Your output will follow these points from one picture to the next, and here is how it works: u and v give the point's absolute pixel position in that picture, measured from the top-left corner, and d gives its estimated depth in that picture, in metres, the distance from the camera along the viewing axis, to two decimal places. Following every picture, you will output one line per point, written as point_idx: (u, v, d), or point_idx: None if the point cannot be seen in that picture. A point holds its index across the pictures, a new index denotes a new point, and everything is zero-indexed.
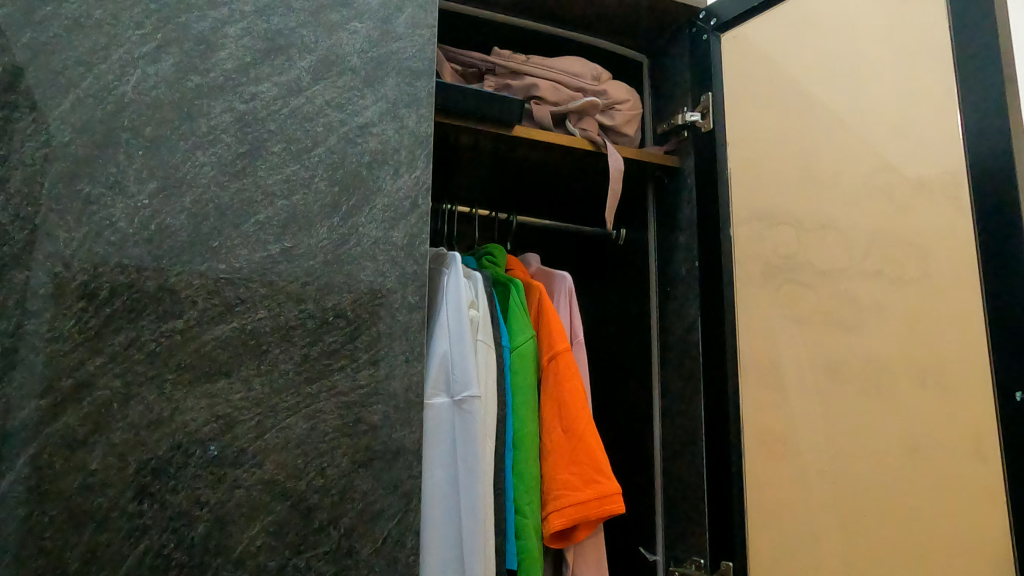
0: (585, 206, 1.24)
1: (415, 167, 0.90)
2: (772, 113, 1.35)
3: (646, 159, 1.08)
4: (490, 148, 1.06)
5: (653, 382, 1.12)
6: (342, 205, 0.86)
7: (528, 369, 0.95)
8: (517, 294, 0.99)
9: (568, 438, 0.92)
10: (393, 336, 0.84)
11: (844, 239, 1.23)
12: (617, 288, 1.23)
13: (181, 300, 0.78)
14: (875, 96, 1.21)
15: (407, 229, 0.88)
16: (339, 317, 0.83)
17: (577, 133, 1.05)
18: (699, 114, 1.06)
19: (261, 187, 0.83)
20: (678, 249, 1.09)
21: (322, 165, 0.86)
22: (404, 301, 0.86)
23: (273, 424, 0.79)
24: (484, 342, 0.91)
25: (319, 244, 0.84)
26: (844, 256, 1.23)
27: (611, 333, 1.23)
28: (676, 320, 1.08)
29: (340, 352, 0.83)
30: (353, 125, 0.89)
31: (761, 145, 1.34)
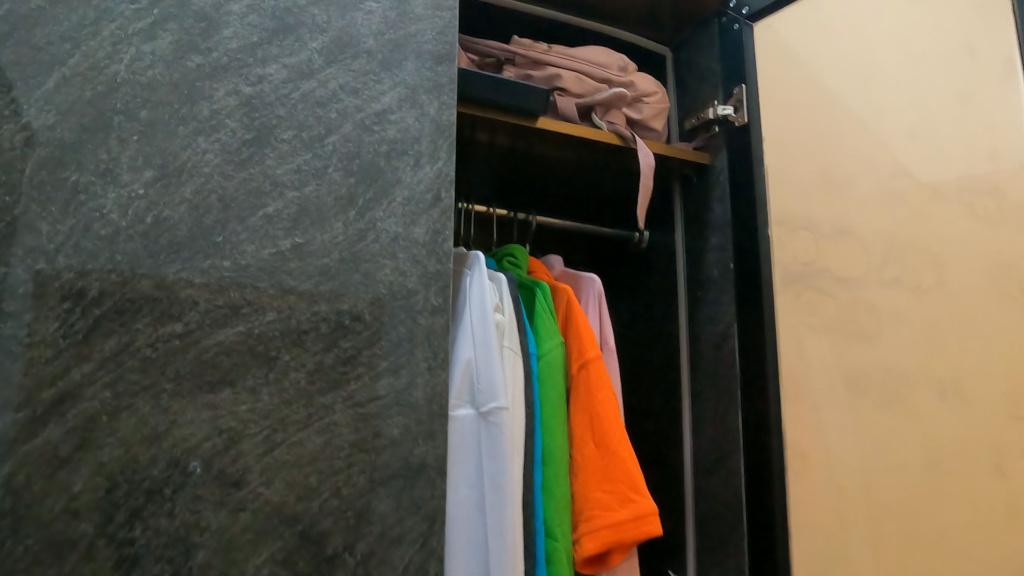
0: (607, 207, 1.18)
1: (437, 158, 0.82)
2: (797, 113, 1.30)
3: (675, 155, 1.01)
4: (511, 141, 0.99)
5: (683, 392, 1.05)
6: (358, 198, 0.78)
7: (557, 377, 0.87)
8: (543, 296, 0.91)
9: (601, 453, 0.85)
10: (413, 341, 0.76)
11: (866, 250, 1.26)
12: (641, 294, 1.16)
13: (181, 302, 0.70)
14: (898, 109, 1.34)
15: (429, 226, 0.80)
16: (355, 320, 0.75)
17: (605, 127, 0.98)
18: (731, 108, 0.99)
19: (269, 178, 0.76)
20: (710, 251, 1.02)
21: (336, 154, 0.78)
22: (426, 303, 0.78)
23: (284, 438, 0.71)
24: (511, 349, 0.84)
25: (334, 240, 0.76)
26: (862, 266, 1.26)
27: (637, 340, 1.16)
28: (709, 326, 1.01)
29: (356, 359, 0.74)
30: (370, 112, 0.81)
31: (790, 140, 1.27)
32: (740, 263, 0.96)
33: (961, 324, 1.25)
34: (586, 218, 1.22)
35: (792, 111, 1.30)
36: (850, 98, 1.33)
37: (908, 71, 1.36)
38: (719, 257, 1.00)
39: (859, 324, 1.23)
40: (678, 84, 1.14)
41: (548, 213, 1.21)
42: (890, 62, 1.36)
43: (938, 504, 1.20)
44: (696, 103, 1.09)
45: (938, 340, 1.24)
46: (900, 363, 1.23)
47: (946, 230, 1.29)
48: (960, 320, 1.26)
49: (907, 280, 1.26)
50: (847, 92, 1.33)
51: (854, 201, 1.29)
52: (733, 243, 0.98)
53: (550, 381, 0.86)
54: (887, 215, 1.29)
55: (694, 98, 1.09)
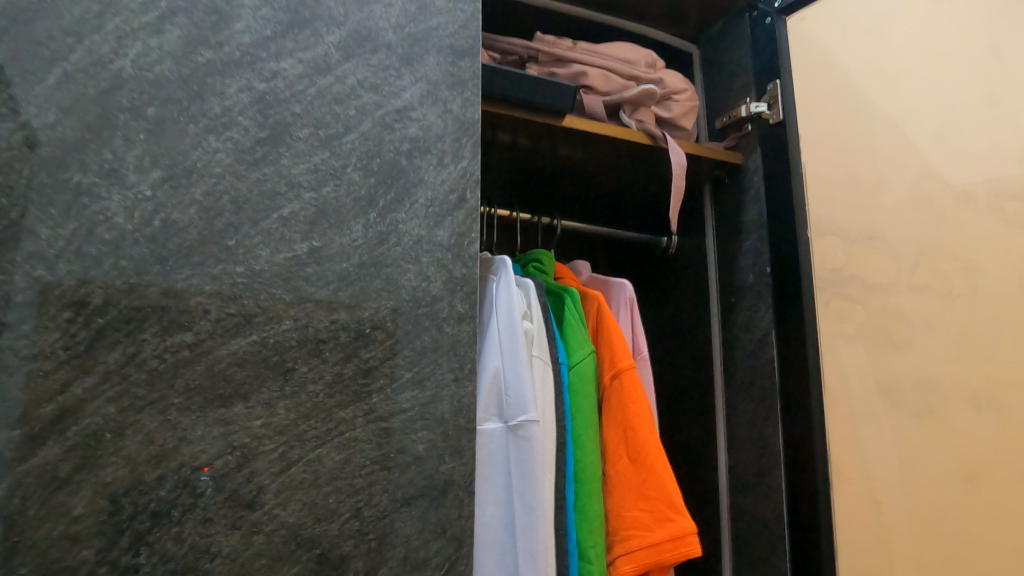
0: (632, 211, 1.13)
1: (461, 157, 0.77)
2: (827, 115, 1.24)
3: (706, 155, 0.97)
4: (536, 141, 0.95)
5: (718, 404, 1.00)
6: (378, 200, 0.73)
7: (589, 388, 0.81)
8: (572, 303, 0.86)
9: (636, 469, 0.79)
10: (439, 351, 0.71)
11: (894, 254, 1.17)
12: (671, 301, 1.11)
13: (191, 310, 0.66)
14: (924, 101, 1.22)
15: (453, 228, 0.75)
16: (376, 328, 0.70)
17: (634, 125, 0.94)
18: (766, 105, 0.95)
19: (285, 178, 0.71)
20: (745, 256, 0.97)
21: (354, 153, 0.74)
22: (452, 310, 0.73)
23: (301, 455, 0.66)
24: (540, 358, 0.79)
25: (353, 243, 0.71)
26: (891, 270, 1.16)
27: (667, 350, 1.11)
28: (744, 334, 0.96)
29: (378, 370, 0.70)
30: (390, 109, 0.76)
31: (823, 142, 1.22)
32: (779, 268, 0.91)
33: (1012, 332, 1.10)
34: (611, 223, 1.18)
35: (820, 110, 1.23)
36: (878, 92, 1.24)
37: (936, 57, 1.24)
38: (756, 261, 0.96)
39: (889, 333, 1.14)
40: (707, 82, 1.10)
41: (571, 217, 1.16)
42: (921, 51, 1.25)
43: (984, 534, 1.06)
44: (727, 101, 1.05)
45: (977, 352, 1.11)
46: (935, 375, 1.11)
47: (989, 229, 1.15)
48: (1014, 326, 1.10)
49: (938, 284, 1.14)
50: (875, 86, 1.25)
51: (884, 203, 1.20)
52: (770, 246, 0.93)
53: (581, 393, 0.81)
54: (917, 216, 1.18)
55: (724, 96, 1.05)
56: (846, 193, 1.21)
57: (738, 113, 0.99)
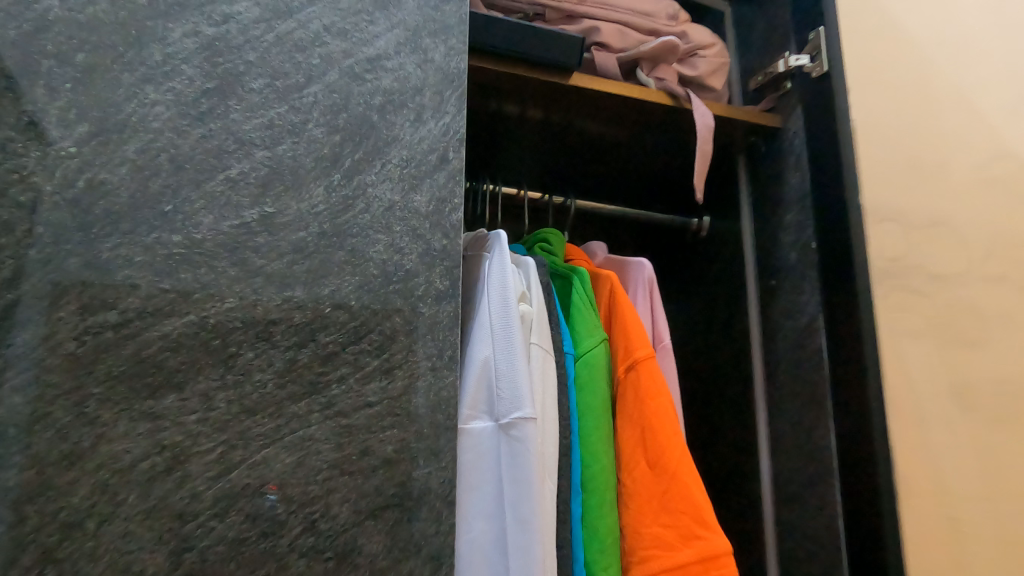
0: (658, 190, 1.01)
1: (443, 113, 0.66)
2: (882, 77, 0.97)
3: (739, 117, 0.86)
4: (543, 105, 0.84)
5: (759, 407, 0.87)
6: (343, 159, 0.62)
7: (599, 382, 0.69)
8: (581, 284, 0.74)
9: (656, 477, 0.66)
10: (413, 334, 0.60)
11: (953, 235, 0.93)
12: (703, 291, 0.98)
13: (118, 285, 0.56)
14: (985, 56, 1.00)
15: (432, 194, 0.63)
16: (337, 308, 0.59)
17: (652, 84, 0.82)
18: (807, 57, 0.84)
19: (235, 135, 0.61)
20: (789, 233, 0.84)
21: (317, 107, 0.63)
22: (430, 287, 0.61)
23: (244, 457, 0.56)
24: (540, 346, 0.67)
25: (312, 209, 0.61)
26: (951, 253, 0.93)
27: (700, 347, 0.98)
28: (788, 323, 0.83)
29: (338, 357, 0.59)
30: (360, 58, 0.66)
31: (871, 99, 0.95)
32: (829, 243, 0.78)
33: None
34: (637, 203, 1.05)
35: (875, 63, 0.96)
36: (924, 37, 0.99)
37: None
38: (802, 238, 0.83)
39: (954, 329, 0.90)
40: (740, 44, 0.98)
41: (592, 197, 1.04)
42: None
43: None
44: (764, 62, 0.92)
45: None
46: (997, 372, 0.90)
47: None
48: None
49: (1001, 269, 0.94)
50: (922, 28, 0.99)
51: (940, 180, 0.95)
52: (817, 220, 0.80)
53: (590, 388, 0.68)
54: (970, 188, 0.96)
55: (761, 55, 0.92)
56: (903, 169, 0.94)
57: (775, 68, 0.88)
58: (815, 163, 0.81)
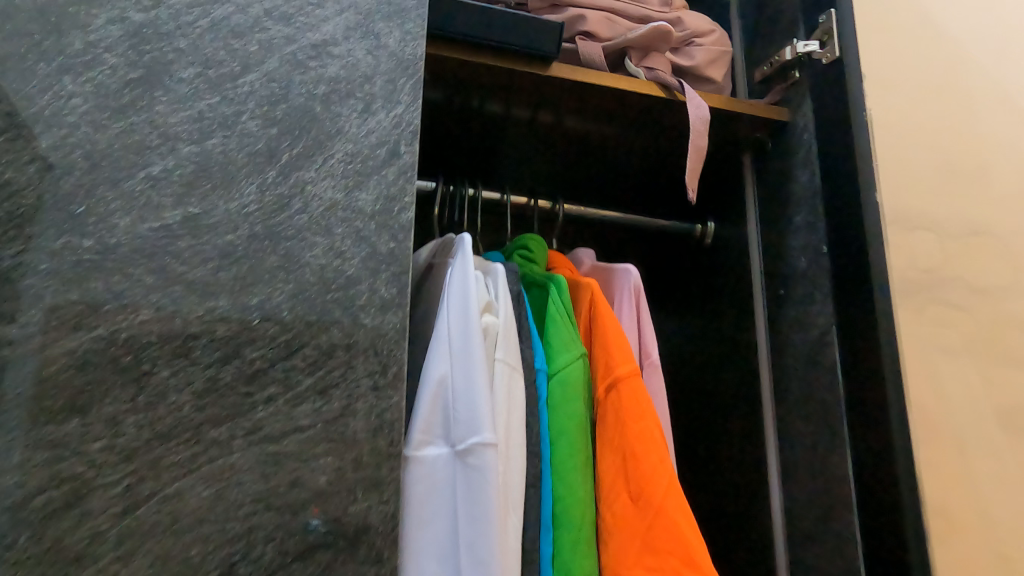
0: (659, 195, 0.94)
1: (395, 102, 0.59)
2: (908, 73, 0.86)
3: (741, 109, 0.77)
4: (524, 99, 0.77)
5: (768, 429, 0.78)
6: (280, 154, 0.56)
7: (575, 403, 0.61)
8: (558, 294, 0.66)
9: (639, 511, 0.57)
10: (353, 349, 0.53)
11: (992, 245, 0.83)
12: (708, 302, 0.89)
13: (18, 295, 0.49)
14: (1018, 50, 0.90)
15: (379, 191, 0.56)
16: (267, 320, 0.53)
17: (642, 74, 0.74)
18: (817, 42, 0.76)
19: (159, 129, 0.55)
20: (798, 237, 0.76)
21: (253, 98, 0.57)
22: (374, 295, 0.54)
23: (154, 490, 0.49)
24: (507, 363, 0.59)
25: (242, 209, 0.54)
26: (989, 265, 0.83)
27: (703, 363, 0.89)
28: (798, 337, 0.74)
29: (266, 375, 0.52)
30: (304, 44, 0.59)
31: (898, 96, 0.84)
32: (843, 246, 0.69)
33: None
34: (638, 208, 0.98)
35: (901, 59, 0.85)
36: (951, 29, 0.88)
37: None
38: (812, 241, 0.74)
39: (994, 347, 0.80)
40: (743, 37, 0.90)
41: (589, 202, 0.97)
42: None
43: None
44: (769, 50, 0.84)
45: None
46: None
47: None
48: None
49: None
50: (948, 17, 0.88)
51: (973, 189, 0.85)
52: (829, 221, 0.72)
53: (564, 409, 0.60)
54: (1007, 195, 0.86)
55: (765, 43, 0.84)
56: (934, 177, 0.83)
57: (782, 56, 0.79)
58: (826, 157, 0.73)
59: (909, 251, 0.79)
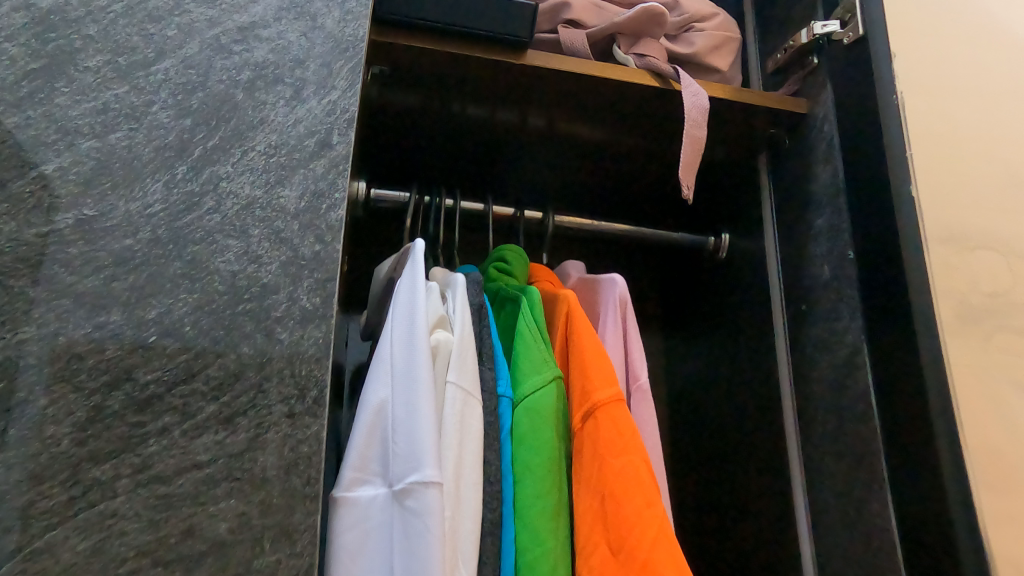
0: (666, 203, 0.84)
1: (330, 88, 0.52)
2: (966, 55, 0.62)
3: (750, 100, 0.67)
4: (501, 97, 0.69)
5: (793, 475, 0.64)
6: (192, 147, 0.49)
7: (543, 434, 0.51)
8: (528, 311, 0.57)
9: (619, 567, 0.47)
10: (266, 369, 0.45)
11: None
12: (723, 325, 0.78)
13: None
14: None
15: (305, 186, 0.49)
16: (165, 337, 0.45)
17: (632, 62, 0.66)
18: (837, 22, 0.65)
19: (58, 123, 0.48)
20: (820, 243, 0.64)
21: (166, 86, 0.50)
22: (293, 307, 0.46)
23: (19, 544, 0.39)
24: (460, 386, 0.50)
25: (145, 210, 0.47)
26: None
27: (717, 394, 0.77)
28: (827, 359, 0.61)
29: (161, 403, 0.43)
30: (229, 26, 0.52)
31: (954, 86, 0.61)
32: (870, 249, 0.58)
33: None
34: (646, 217, 0.88)
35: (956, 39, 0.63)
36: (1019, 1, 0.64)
37: None
38: (837, 247, 0.62)
39: None
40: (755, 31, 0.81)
41: (590, 212, 0.88)
42: None
43: None
44: (781, 36, 0.73)
45: None
46: None
47: None
48: None
49: None
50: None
51: None
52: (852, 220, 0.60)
53: (531, 443, 0.51)
54: None
55: (778, 30, 0.74)
56: (1001, 195, 0.59)
57: (798, 39, 0.69)
58: (848, 148, 0.62)
59: (974, 282, 0.55)
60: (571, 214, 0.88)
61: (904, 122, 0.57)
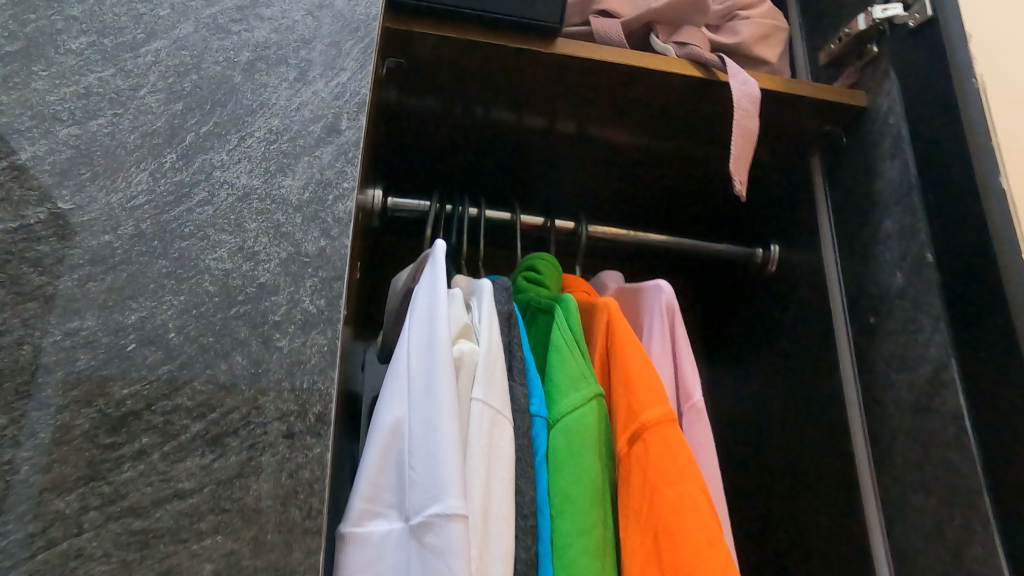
0: (708, 211, 0.78)
1: (338, 70, 0.46)
2: None
3: (801, 91, 0.61)
4: (528, 99, 0.63)
5: (868, 510, 0.55)
6: (183, 134, 0.43)
7: (584, 459, 0.44)
8: (563, 321, 0.50)
9: None
10: (261, 381, 0.38)
11: None
12: (777, 344, 0.70)
13: None
14: None
15: (309, 175, 0.43)
16: (146, 344, 0.38)
17: (672, 52, 0.60)
18: (899, 4, 0.58)
19: (33, 108, 0.43)
20: (891, 247, 0.56)
21: (157, 70, 0.45)
22: (294, 309, 0.40)
23: None
24: (485, 403, 0.43)
25: (127, 202, 0.41)
26: None
27: (773, 420, 0.69)
28: (902, 376, 0.54)
29: (139, 423, 0.36)
30: (227, 5, 0.47)
31: None
32: (958, 249, 0.50)
33: None
34: (685, 229, 0.82)
35: None
36: None
37: None
38: (910, 250, 0.54)
39: None
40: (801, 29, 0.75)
41: (625, 221, 0.81)
42: None
43: None
44: (835, 28, 0.67)
45: None
46: None
47: None
48: None
49: None
50: None
51: None
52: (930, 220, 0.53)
53: (570, 470, 0.44)
54: None
55: (829, 23, 0.68)
56: None
57: (855, 25, 0.62)
58: (923, 137, 0.55)
59: None
60: (604, 223, 0.82)
61: (989, 109, 0.50)
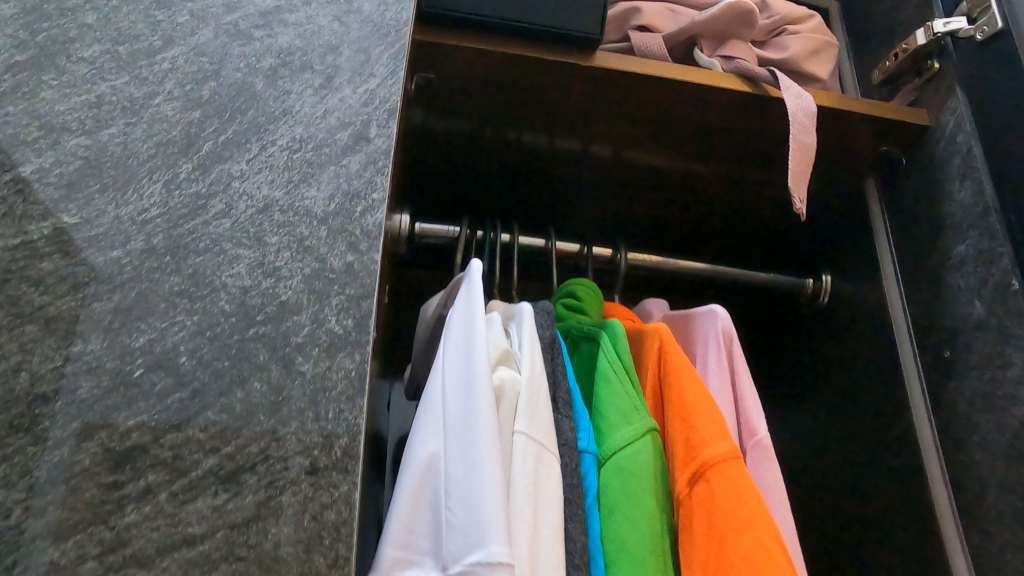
0: (752, 238, 0.74)
1: (367, 76, 0.43)
2: None
3: (859, 109, 0.57)
4: (565, 121, 0.60)
5: (952, 564, 0.49)
6: (199, 143, 0.40)
7: (640, 500, 0.39)
8: (610, 348, 0.46)
9: None
10: (284, 411, 0.33)
11: None
12: (835, 380, 0.65)
13: None
14: None
15: (336, 186, 0.39)
16: (154, 370, 0.33)
17: (718, 64, 0.56)
18: (964, 18, 0.55)
19: (41, 119, 0.39)
20: (967, 273, 0.52)
21: (173, 77, 0.42)
22: (320, 330, 0.36)
23: None
24: (528, 436, 0.39)
25: (138, 215, 0.37)
26: None
27: (833, 462, 0.64)
28: (990, 414, 0.48)
29: (145, 458, 0.31)
30: (249, 11, 0.45)
31: None
32: None
33: None
34: (728, 258, 0.78)
35: None
36: None
37: None
38: (991, 275, 0.50)
39: None
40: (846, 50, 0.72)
41: (663, 249, 0.78)
42: None
43: None
44: (887, 46, 0.64)
45: None
46: None
47: None
48: None
49: None
50: None
51: None
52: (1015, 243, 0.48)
53: (625, 514, 0.39)
54: None
55: (880, 41, 0.65)
56: None
57: (913, 41, 0.59)
58: (1002, 154, 0.50)
59: None
60: (642, 250, 0.78)
61: None
